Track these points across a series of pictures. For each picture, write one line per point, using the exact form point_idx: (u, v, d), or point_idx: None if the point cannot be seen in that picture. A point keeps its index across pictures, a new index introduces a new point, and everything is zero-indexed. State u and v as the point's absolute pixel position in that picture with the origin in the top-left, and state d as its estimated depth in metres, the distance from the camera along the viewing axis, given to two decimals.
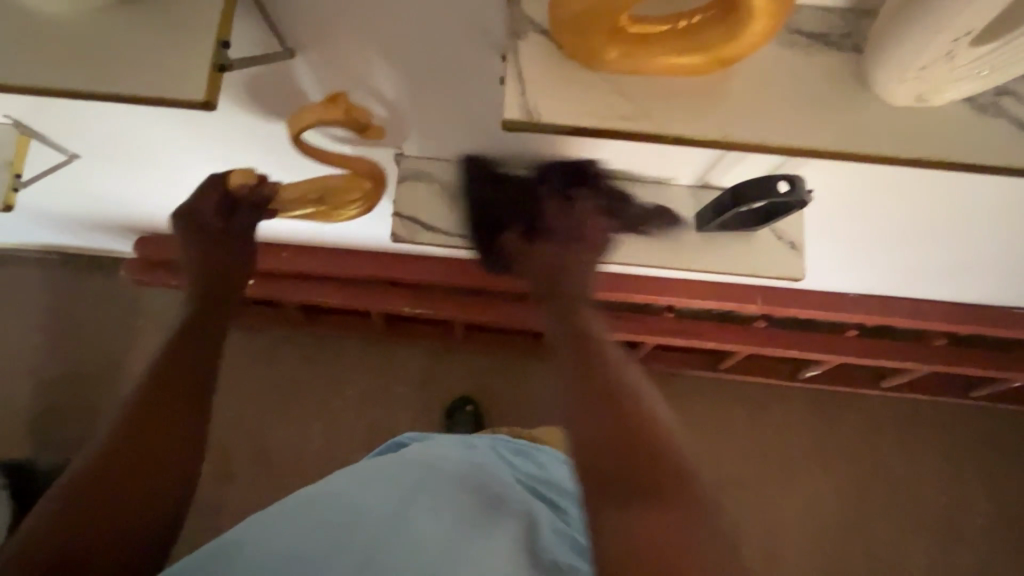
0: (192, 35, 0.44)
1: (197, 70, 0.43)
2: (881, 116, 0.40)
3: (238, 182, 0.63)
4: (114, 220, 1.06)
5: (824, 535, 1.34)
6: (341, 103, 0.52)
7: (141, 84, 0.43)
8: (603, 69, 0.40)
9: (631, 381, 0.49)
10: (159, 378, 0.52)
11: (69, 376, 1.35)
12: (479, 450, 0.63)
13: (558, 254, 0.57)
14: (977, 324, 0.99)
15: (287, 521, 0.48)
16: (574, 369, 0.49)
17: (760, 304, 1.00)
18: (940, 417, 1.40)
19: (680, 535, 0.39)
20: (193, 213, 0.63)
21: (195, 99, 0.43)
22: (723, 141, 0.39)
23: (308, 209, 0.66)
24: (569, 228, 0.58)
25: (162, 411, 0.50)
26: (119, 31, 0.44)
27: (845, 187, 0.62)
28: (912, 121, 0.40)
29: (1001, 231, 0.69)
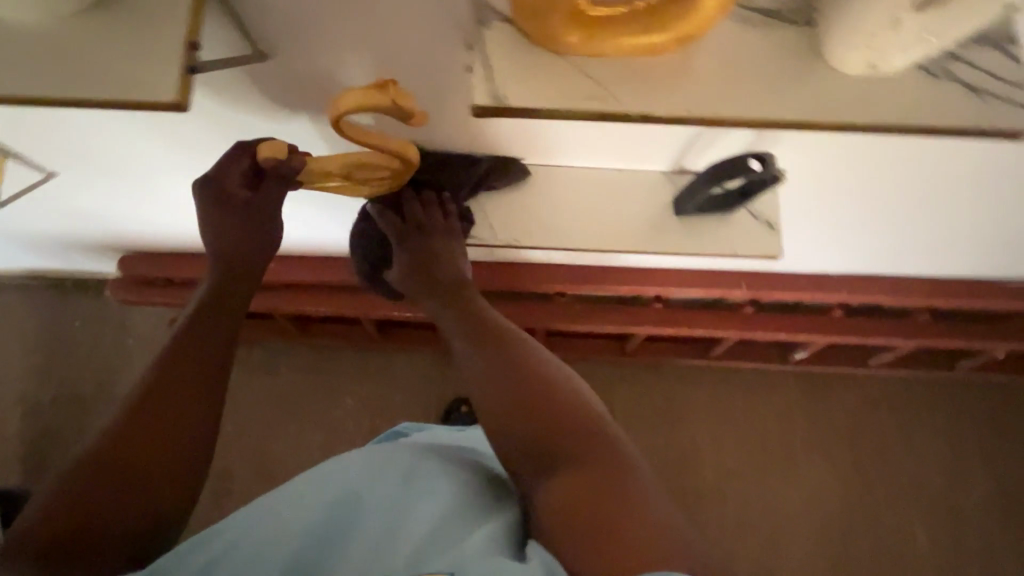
0: (165, 36, 0.43)
1: (170, 74, 0.43)
2: (838, 85, 0.39)
3: (265, 155, 0.57)
4: (97, 239, 1.04)
5: (827, 518, 1.35)
6: (388, 90, 0.48)
7: (111, 88, 0.43)
8: (570, 54, 0.40)
9: (554, 372, 0.55)
10: (166, 378, 0.54)
11: (60, 402, 1.34)
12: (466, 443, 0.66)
13: (422, 247, 0.67)
14: (957, 297, 1.00)
15: (273, 527, 0.51)
16: (496, 362, 0.55)
17: (745, 289, 1.02)
18: (928, 387, 1.42)
19: (613, 508, 0.44)
20: (216, 183, 0.61)
21: (167, 100, 0.42)
22: (687, 117, 0.39)
23: (329, 183, 0.60)
24: (415, 225, 0.67)
25: (171, 411, 0.52)
26: (91, 39, 0.44)
27: (817, 162, 0.63)
28: (866, 89, 0.39)
29: (970, 200, 0.71)
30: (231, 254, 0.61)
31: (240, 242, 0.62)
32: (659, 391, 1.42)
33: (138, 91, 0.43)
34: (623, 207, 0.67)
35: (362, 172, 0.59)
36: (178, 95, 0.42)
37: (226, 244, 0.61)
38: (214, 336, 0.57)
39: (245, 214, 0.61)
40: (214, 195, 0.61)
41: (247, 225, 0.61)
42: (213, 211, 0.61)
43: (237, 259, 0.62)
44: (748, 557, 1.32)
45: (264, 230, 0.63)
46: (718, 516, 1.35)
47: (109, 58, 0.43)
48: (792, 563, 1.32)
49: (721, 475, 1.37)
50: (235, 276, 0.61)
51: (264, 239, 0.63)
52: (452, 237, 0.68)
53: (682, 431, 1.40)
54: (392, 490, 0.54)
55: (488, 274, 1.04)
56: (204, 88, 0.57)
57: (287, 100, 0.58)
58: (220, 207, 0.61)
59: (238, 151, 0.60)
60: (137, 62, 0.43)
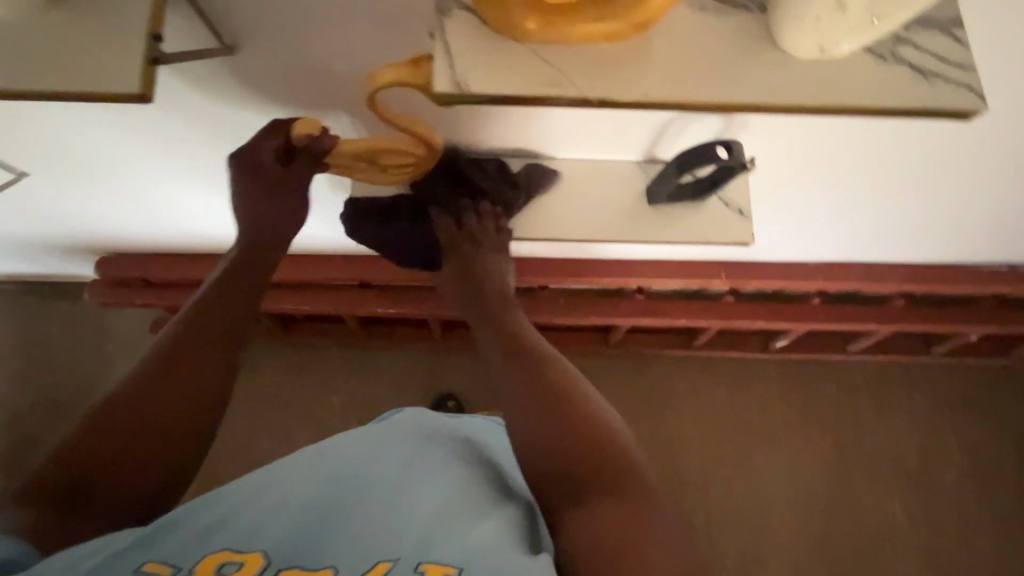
0: (124, 26, 0.42)
1: (133, 65, 0.42)
2: (791, 69, 0.41)
3: (300, 135, 0.58)
4: (74, 241, 1.04)
5: (809, 501, 1.38)
6: (422, 70, 0.46)
7: (71, 81, 0.42)
8: (528, 41, 0.41)
9: (580, 394, 0.54)
10: (188, 343, 0.59)
11: (42, 406, 1.34)
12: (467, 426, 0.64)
13: (467, 260, 0.70)
14: (930, 281, 1.02)
15: (269, 505, 0.47)
16: (523, 381, 0.55)
17: (724, 278, 1.04)
18: (904, 371, 1.45)
19: (639, 535, 0.44)
20: (249, 158, 0.62)
21: (132, 92, 0.42)
22: (644, 100, 0.40)
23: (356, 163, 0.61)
24: (471, 233, 0.71)
25: (192, 373, 0.58)
26: (47, 30, 0.43)
27: (784, 148, 0.64)
28: (818, 72, 0.40)
29: (934, 184, 0.73)
30: (261, 228, 0.64)
31: (270, 220, 0.65)
32: (642, 381, 1.44)
33: (99, 82, 0.42)
34: (599, 195, 0.69)
35: (385, 156, 0.60)
36: (143, 87, 0.42)
37: (257, 220, 0.64)
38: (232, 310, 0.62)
39: (276, 191, 0.64)
40: (249, 167, 0.62)
41: (277, 201, 0.64)
42: (248, 184, 0.63)
43: (264, 234, 0.65)
44: (732, 540, 1.35)
45: (292, 207, 0.65)
46: (703, 504, 1.37)
47: (71, 49, 0.42)
48: (775, 546, 1.35)
49: (705, 463, 1.40)
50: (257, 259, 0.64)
51: (291, 215, 0.65)
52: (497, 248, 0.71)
53: (666, 420, 1.42)
54: (393, 475, 0.51)
55: None
56: (171, 82, 0.56)
57: (258, 94, 0.58)
58: (254, 183, 0.63)
59: (268, 127, 0.60)
60: (97, 53, 0.42)
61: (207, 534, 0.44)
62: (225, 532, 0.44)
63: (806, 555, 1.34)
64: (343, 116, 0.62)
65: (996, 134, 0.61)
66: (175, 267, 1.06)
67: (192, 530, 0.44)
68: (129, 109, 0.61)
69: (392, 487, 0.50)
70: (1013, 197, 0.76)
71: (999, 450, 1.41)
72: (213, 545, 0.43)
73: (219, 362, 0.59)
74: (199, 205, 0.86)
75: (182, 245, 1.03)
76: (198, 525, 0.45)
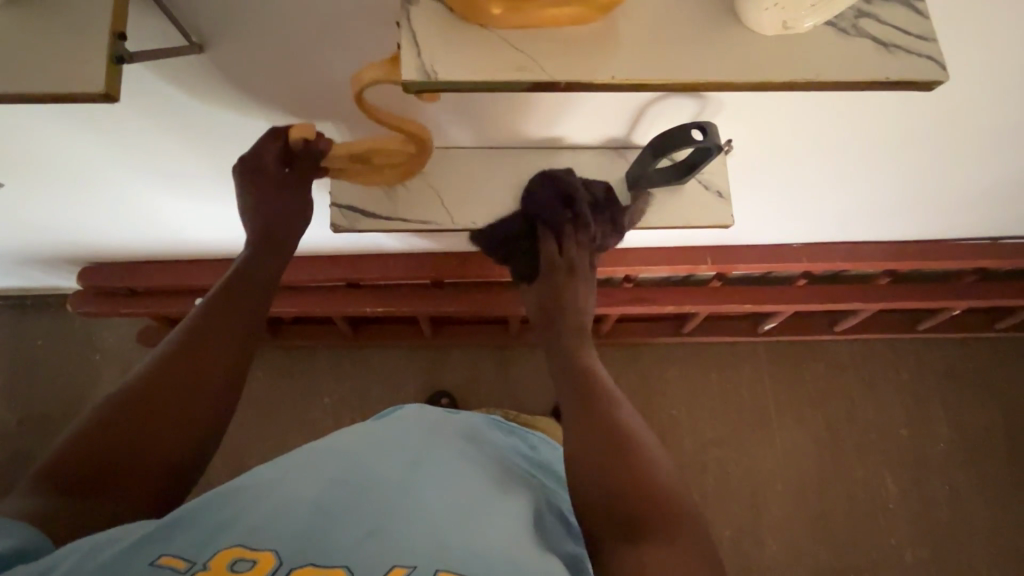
0: (84, 26, 0.42)
1: (96, 64, 0.41)
2: (755, 46, 0.41)
3: (296, 139, 0.58)
4: (54, 253, 1.03)
5: (803, 480, 1.39)
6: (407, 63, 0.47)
7: (35, 82, 0.41)
8: (494, 27, 0.41)
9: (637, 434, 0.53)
10: (195, 331, 0.56)
11: (31, 422, 1.33)
12: (473, 428, 0.60)
13: (561, 288, 0.69)
14: (913, 258, 1.03)
15: (277, 499, 0.43)
16: (584, 424, 0.54)
17: (710, 264, 1.05)
18: (891, 348, 1.47)
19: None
20: (255, 162, 0.62)
21: (96, 91, 0.41)
22: (611, 81, 0.40)
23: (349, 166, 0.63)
24: (571, 261, 0.69)
25: (200, 364, 0.55)
26: (7, 33, 0.42)
27: (759, 130, 0.65)
28: (782, 48, 0.41)
29: (910, 159, 0.73)
30: (270, 224, 0.64)
31: (281, 219, 0.64)
32: (634, 370, 1.45)
33: (62, 83, 0.41)
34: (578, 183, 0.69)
35: (382, 155, 0.61)
36: (106, 86, 0.41)
37: (267, 221, 0.64)
38: (244, 299, 0.60)
39: (285, 190, 0.64)
40: (256, 172, 0.63)
41: (288, 202, 0.64)
42: (254, 186, 0.64)
43: (275, 227, 0.64)
44: (728, 522, 1.36)
45: (301, 203, 0.66)
46: (698, 489, 1.38)
47: (34, 50, 0.42)
48: (772, 526, 1.36)
49: (698, 448, 1.41)
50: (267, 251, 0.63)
51: (302, 210, 0.66)
52: (586, 280, 0.70)
53: (660, 407, 1.43)
54: (397, 473, 0.48)
55: (456, 264, 1.05)
56: (139, 87, 0.56)
57: (229, 95, 0.58)
58: (262, 185, 0.64)
59: (270, 133, 0.61)
60: (60, 54, 0.42)
61: (217, 531, 0.40)
62: (237, 528, 0.40)
63: (802, 534, 1.36)
64: (317, 114, 0.62)
65: (967, 108, 0.61)
66: (159, 274, 1.05)
67: (203, 527, 0.41)
68: (99, 116, 0.60)
69: (407, 484, 0.46)
70: (987, 170, 0.77)
71: (987, 422, 1.44)
72: (226, 540, 0.39)
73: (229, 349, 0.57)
74: (179, 210, 0.86)
75: (165, 252, 1.03)
76: (208, 523, 0.41)
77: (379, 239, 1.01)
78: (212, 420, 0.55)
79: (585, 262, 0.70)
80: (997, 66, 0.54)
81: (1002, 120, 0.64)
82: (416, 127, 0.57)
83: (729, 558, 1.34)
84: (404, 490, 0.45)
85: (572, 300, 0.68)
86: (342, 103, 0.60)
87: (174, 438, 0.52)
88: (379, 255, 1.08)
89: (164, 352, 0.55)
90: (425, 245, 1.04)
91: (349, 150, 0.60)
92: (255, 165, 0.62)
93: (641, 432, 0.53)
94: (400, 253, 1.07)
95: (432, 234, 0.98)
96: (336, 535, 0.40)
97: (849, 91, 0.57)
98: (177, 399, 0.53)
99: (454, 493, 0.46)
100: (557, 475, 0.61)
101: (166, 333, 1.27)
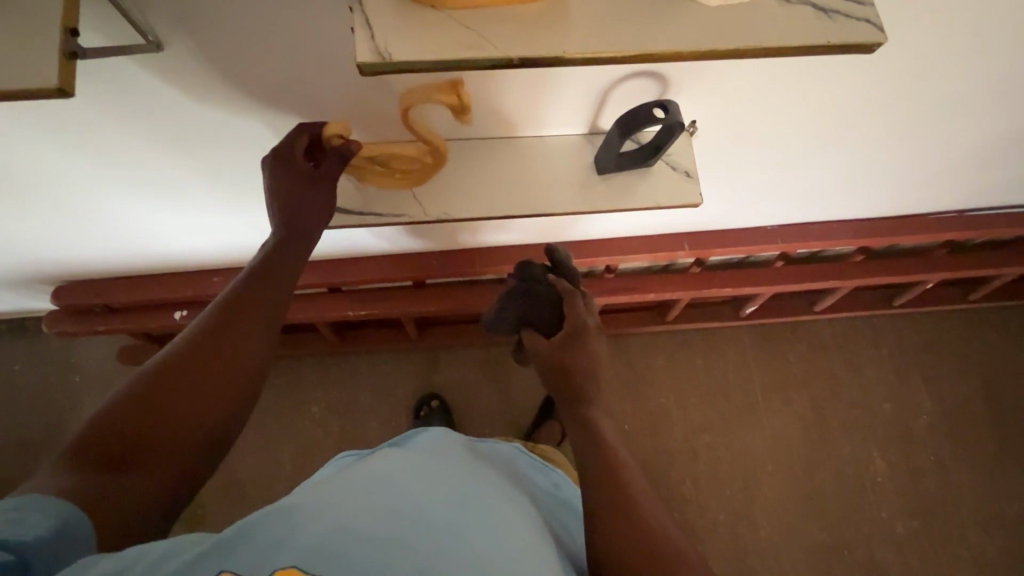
0: (33, 24, 0.42)
1: (47, 60, 0.41)
2: (698, 18, 0.43)
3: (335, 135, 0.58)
4: (27, 272, 1.02)
5: (792, 459, 1.41)
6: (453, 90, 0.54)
7: None
8: (445, 8, 0.42)
9: (620, 462, 0.56)
10: (230, 310, 0.55)
11: (9, 448, 1.30)
12: (479, 460, 0.65)
13: (579, 357, 0.59)
14: (882, 233, 1.06)
15: (332, 516, 0.44)
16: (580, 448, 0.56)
17: (687, 250, 1.06)
18: (868, 324, 1.50)
19: None
20: (284, 155, 0.59)
21: (51, 86, 0.41)
22: (562, 56, 0.41)
23: (360, 164, 0.65)
24: (581, 321, 0.60)
25: (236, 343, 0.54)
26: None
27: (720, 113, 0.67)
28: (726, 17, 0.42)
29: (870, 133, 0.75)
30: (298, 220, 0.59)
31: (311, 212, 0.59)
32: (621, 360, 1.46)
33: (10, 80, 0.40)
34: (546, 170, 0.70)
35: (397, 160, 0.65)
36: (61, 81, 0.41)
37: (293, 211, 0.58)
38: (275, 291, 0.57)
39: (314, 184, 0.59)
40: (285, 166, 0.59)
41: (317, 196, 0.60)
42: (282, 179, 0.58)
43: (304, 223, 0.59)
44: (722, 505, 1.37)
45: (330, 199, 0.61)
46: (689, 474, 1.39)
47: None
48: (765, 507, 1.38)
49: (688, 434, 1.42)
50: (296, 246, 0.59)
51: (330, 205, 0.61)
52: (597, 337, 0.61)
53: (648, 395, 1.44)
54: (439, 506, 0.50)
55: (436, 263, 1.06)
56: (99, 91, 0.55)
57: (192, 97, 0.58)
58: (290, 179, 0.58)
59: (300, 127, 0.60)
60: (5, 51, 0.41)
61: (273, 549, 0.40)
62: (293, 544, 0.41)
63: (794, 513, 1.37)
64: (283, 111, 0.62)
65: (919, 80, 0.63)
66: (137, 287, 1.05)
67: (259, 542, 0.41)
68: (61, 122, 0.60)
69: (455, 526, 0.48)
70: (946, 140, 0.79)
71: (968, 393, 1.47)
72: (283, 559, 0.39)
73: (259, 340, 0.56)
74: (154, 219, 0.85)
75: (142, 266, 1.02)
76: (262, 539, 0.41)
77: (359, 242, 1.01)
78: (221, 431, 0.53)
79: (594, 318, 0.62)
80: (941, 39, 0.56)
81: (955, 91, 0.66)
82: (432, 135, 0.60)
83: (725, 541, 1.35)
84: (453, 530, 0.47)
85: (588, 362, 0.59)
86: (308, 95, 0.60)
87: (175, 451, 0.50)
88: (360, 258, 1.08)
89: (197, 331, 0.54)
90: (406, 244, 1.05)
91: (371, 150, 0.63)
92: (284, 158, 0.59)
93: (622, 460, 0.56)
94: (381, 256, 1.08)
95: (411, 233, 0.99)
96: (391, 562, 0.41)
97: (806, 62, 0.58)
98: (182, 410, 0.51)
99: (494, 538, 0.49)
100: (567, 508, 0.71)
101: (145, 349, 1.25)
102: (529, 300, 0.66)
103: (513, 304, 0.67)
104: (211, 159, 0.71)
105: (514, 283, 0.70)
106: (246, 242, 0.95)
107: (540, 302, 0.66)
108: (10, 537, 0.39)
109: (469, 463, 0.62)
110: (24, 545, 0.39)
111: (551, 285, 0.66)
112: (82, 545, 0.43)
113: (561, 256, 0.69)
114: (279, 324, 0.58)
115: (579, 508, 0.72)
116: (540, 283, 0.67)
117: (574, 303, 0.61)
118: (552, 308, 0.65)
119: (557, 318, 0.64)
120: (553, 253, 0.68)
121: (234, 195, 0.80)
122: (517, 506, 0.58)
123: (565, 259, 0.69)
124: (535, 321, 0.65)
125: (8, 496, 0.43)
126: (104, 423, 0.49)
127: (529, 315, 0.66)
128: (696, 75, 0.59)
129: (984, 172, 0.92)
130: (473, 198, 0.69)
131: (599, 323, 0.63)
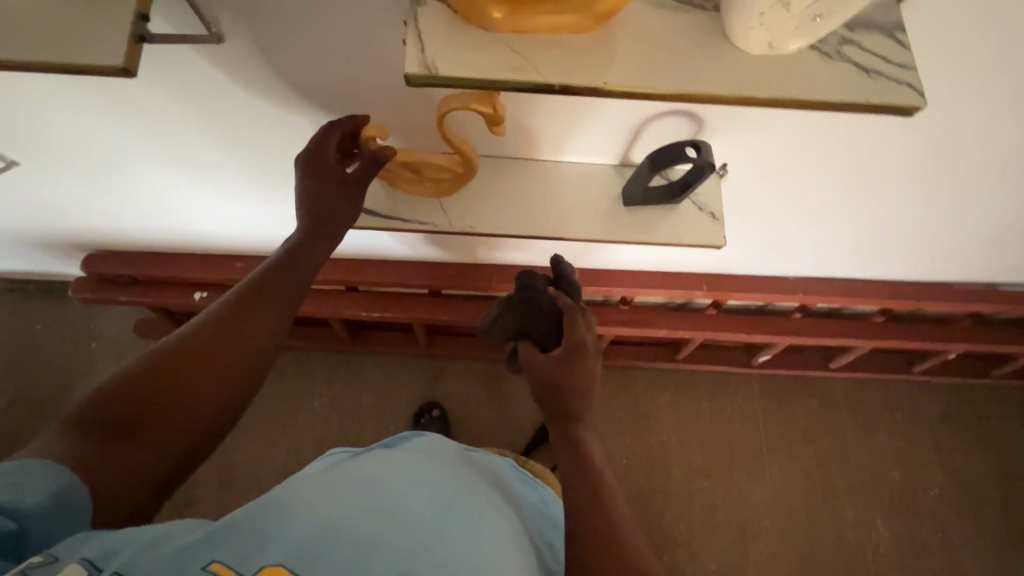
0: (110, 7, 0.44)
1: (117, 41, 0.43)
2: (739, 64, 0.43)
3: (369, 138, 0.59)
4: (63, 237, 1.06)
5: (792, 517, 1.37)
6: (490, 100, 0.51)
7: (52, 53, 0.43)
8: (496, 31, 0.43)
9: (613, 494, 0.55)
10: (245, 297, 0.56)
11: (19, 405, 1.33)
12: (470, 471, 0.65)
13: (575, 374, 0.59)
14: (906, 297, 1.04)
15: (321, 517, 0.43)
16: (574, 473, 0.55)
17: (706, 290, 1.05)
18: (883, 387, 1.47)
19: None
20: (317, 152, 0.60)
21: (116, 65, 0.43)
22: (602, 87, 0.42)
23: (393, 170, 0.66)
24: (577, 339, 0.60)
25: (246, 329, 0.55)
26: (37, 7, 0.44)
27: (752, 159, 0.68)
28: (767, 68, 0.43)
29: (901, 196, 0.75)
30: (321, 216, 0.60)
31: (334, 210, 0.60)
32: (627, 393, 1.45)
33: (78, 56, 0.43)
34: (573, 194, 0.71)
35: (428, 169, 0.65)
36: (126, 61, 0.43)
37: (320, 207, 0.60)
38: (290, 282, 0.59)
39: (343, 184, 0.61)
40: (317, 163, 0.60)
41: (343, 195, 0.61)
42: (311, 174, 0.60)
43: (326, 220, 0.60)
44: (714, 556, 1.33)
45: (355, 199, 0.62)
46: (683, 518, 1.36)
47: (57, 25, 0.44)
48: (758, 564, 1.33)
49: (686, 476, 1.39)
50: (315, 241, 0.60)
51: (354, 205, 0.62)
52: (594, 355, 0.61)
53: (650, 432, 1.42)
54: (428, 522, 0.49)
55: (454, 274, 1.07)
56: (157, 73, 0.58)
57: (243, 88, 0.61)
58: (320, 176, 0.60)
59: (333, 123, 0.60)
60: (81, 31, 0.44)
61: (261, 546, 0.40)
62: (282, 543, 0.40)
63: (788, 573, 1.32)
64: (327, 111, 0.65)
65: (955, 148, 0.63)
66: (163, 264, 1.08)
67: (248, 537, 0.40)
68: (116, 97, 0.63)
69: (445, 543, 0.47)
70: (980, 211, 0.78)
71: (982, 472, 1.41)
72: (269, 557, 0.39)
73: (266, 328, 0.57)
74: (188, 200, 0.88)
75: (171, 244, 1.05)
76: (252, 535, 0.41)
77: (382, 245, 1.03)
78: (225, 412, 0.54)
79: (593, 337, 0.62)
80: (979, 110, 0.56)
81: (996, 161, 0.65)
82: (464, 145, 0.59)
83: None
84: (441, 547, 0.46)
85: (582, 382, 0.59)
86: (352, 99, 0.62)
87: (179, 429, 0.51)
88: (380, 260, 1.10)
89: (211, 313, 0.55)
90: (427, 252, 1.06)
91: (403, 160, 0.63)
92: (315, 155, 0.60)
93: (615, 491, 0.55)
94: (402, 262, 1.09)
95: (432, 242, 1.00)
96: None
97: (837, 118, 0.58)
98: (186, 388, 0.52)
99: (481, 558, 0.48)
100: (554, 528, 0.70)
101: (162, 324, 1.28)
102: (528, 313, 0.67)
103: (512, 314, 0.68)
104: (251, 148, 0.73)
105: (516, 294, 0.71)
106: (273, 232, 0.98)
107: (539, 315, 0.66)
108: (13, 504, 0.39)
109: (459, 475, 0.61)
110: (25, 515, 0.40)
111: (552, 299, 0.67)
112: (82, 515, 0.44)
113: (567, 269, 0.69)
114: (289, 313, 0.59)
115: (563, 525, 0.71)
116: (541, 296, 0.68)
117: (575, 321, 0.60)
118: (551, 324, 0.65)
119: (556, 334, 0.65)
120: (560, 266, 0.68)
121: (267, 185, 0.83)
122: (508, 526, 0.57)
123: (568, 270, 0.69)
124: (533, 334, 0.65)
125: (13, 459, 0.44)
126: (108, 394, 0.50)
127: (526, 326, 0.67)
128: (731, 120, 0.60)
129: (1017, 247, 0.90)
130: (500, 213, 0.70)
131: (599, 341, 0.63)
